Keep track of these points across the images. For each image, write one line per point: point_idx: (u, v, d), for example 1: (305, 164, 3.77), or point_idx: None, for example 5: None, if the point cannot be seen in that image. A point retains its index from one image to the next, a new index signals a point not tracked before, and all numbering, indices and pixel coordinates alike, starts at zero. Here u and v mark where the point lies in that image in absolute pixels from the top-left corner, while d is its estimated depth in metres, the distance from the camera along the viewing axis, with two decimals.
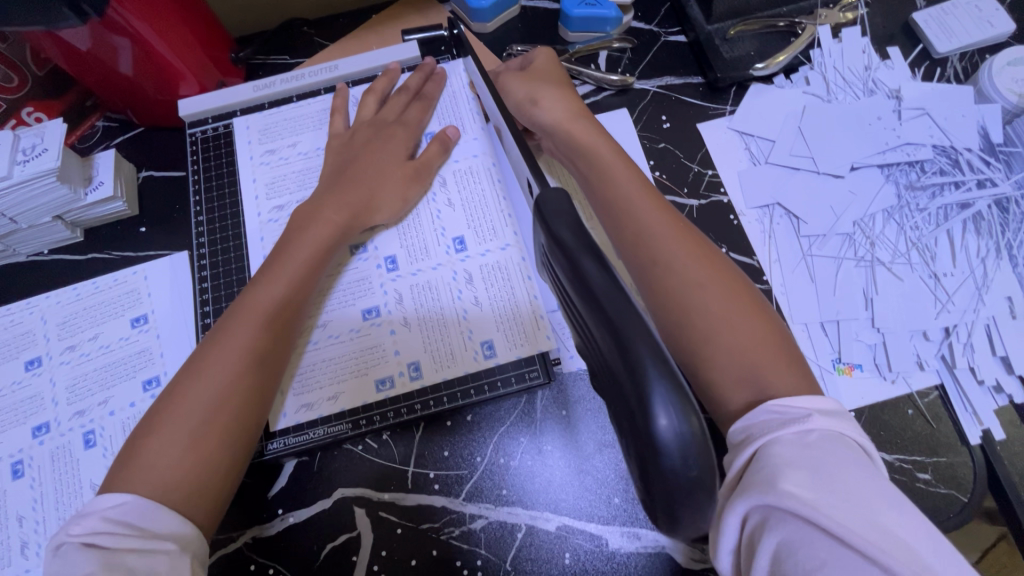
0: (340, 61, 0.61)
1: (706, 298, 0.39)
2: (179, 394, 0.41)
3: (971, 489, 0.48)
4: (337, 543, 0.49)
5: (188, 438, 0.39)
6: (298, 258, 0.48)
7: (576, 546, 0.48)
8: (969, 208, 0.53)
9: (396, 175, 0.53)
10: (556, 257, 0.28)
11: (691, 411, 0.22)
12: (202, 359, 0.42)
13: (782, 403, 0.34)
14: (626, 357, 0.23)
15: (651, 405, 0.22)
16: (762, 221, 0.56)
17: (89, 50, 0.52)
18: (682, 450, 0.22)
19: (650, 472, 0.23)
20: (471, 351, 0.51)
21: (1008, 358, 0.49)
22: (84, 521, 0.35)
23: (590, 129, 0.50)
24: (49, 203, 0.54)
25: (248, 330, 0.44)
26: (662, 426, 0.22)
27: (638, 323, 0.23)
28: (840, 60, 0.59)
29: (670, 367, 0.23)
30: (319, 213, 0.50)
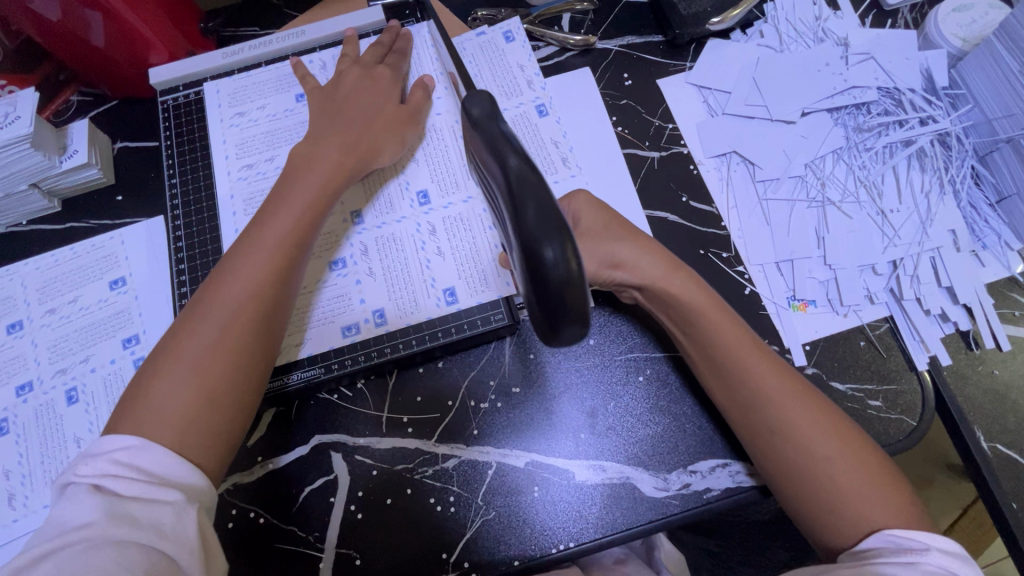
0: (307, 27, 0.63)
1: (799, 421, 0.43)
2: (186, 333, 0.42)
3: (921, 414, 0.49)
4: (315, 486, 0.51)
5: (196, 375, 0.41)
6: (300, 201, 0.48)
7: (544, 480, 0.50)
8: (913, 144, 0.55)
9: (391, 118, 0.54)
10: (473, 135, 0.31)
11: (568, 242, 0.26)
12: (206, 300, 0.44)
13: (899, 536, 0.39)
14: (517, 202, 0.27)
15: (538, 239, 0.26)
16: (720, 169, 0.58)
17: (60, 22, 0.54)
18: (563, 275, 0.26)
19: (547, 304, 0.28)
20: (435, 298, 0.53)
21: (951, 288, 0.52)
22: (92, 462, 0.37)
23: (659, 264, 0.48)
24: (24, 170, 0.56)
25: (249, 272, 0.44)
26: (549, 260, 0.26)
27: (534, 182, 0.27)
28: (791, 13, 0.62)
29: (556, 208, 0.27)
30: (320, 157, 0.50)
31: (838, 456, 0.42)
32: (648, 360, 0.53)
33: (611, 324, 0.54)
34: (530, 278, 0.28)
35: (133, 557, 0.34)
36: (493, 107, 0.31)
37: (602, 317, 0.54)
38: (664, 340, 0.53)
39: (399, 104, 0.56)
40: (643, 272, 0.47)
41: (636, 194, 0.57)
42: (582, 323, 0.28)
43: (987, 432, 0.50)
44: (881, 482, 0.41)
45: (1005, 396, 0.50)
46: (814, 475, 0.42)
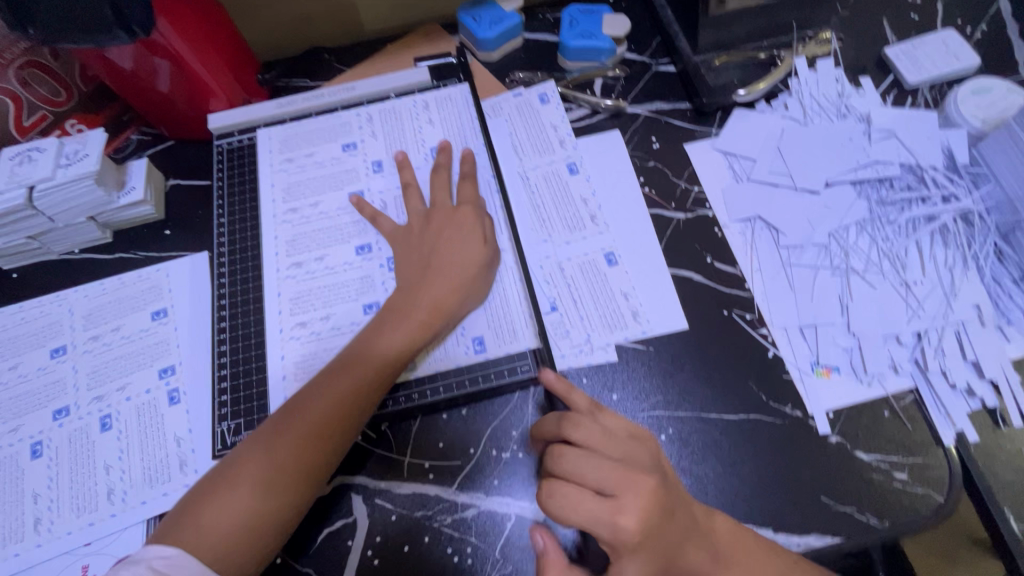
0: (357, 82, 0.67)
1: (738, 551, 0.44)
2: (244, 463, 0.46)
3: (949, 490, 0.49)
4: (334, 527, 0.51)
5: (241, 510, 0.44)
6: (379, 355, 0.50)
7: (562, 535, 0.50)
8: (935, 220, 0.57)
9: (475, 267, 0.54)
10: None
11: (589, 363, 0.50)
12: (273, 435, 0.47)
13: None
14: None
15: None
16: (744, 234, 0.59)
17: (131, 69, 0.58)
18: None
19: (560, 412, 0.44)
20: (465, 347, 0.54)
21: (977, 363, 0.52)
22: (132, 566, 0.41)
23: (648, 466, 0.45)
24: (84, 204, 0.59)
25: (316, 418, 0.47)
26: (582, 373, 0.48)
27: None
28: (815, 89, 0.65)
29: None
30: (406, 309, 0.52)
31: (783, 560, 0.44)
32: (671, 420, 0.53)
33: (634, 378, 0.54)
34: None
35: None
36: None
37: (625, 373, 0.55)
38: (687, 399, 0.53)
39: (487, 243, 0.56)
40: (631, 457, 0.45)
41: (661, 253, 0.59)
42: None
43: (1017, 514, 0.48)
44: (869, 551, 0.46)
45: None
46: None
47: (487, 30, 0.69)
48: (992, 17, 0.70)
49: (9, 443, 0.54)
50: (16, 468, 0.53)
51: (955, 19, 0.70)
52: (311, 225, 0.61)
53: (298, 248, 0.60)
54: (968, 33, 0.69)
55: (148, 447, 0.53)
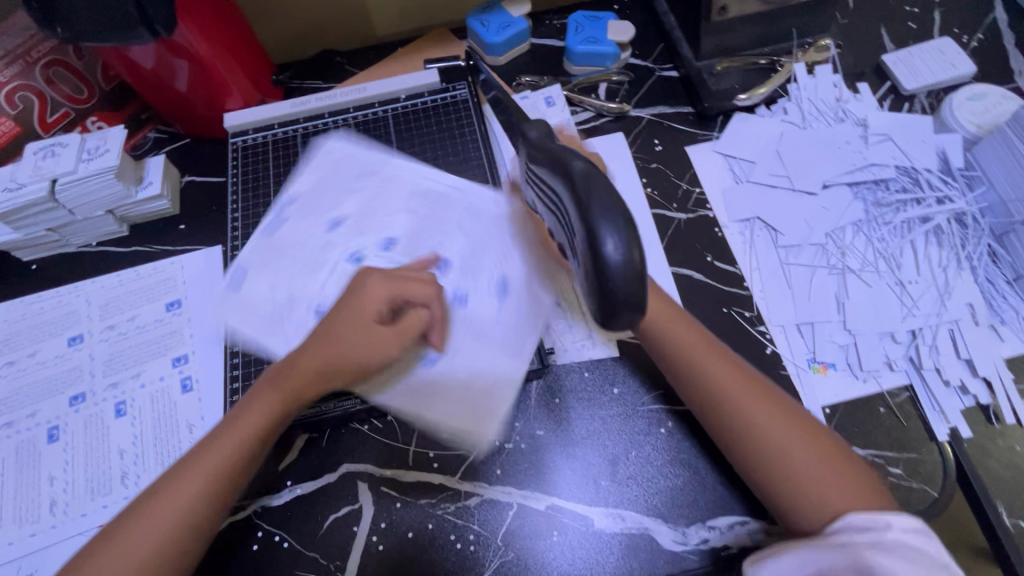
0: (369, 84, 0.69)
1: (776, 442, 0.45)
2: (133, 523, 0.44)
3: (942, 484, 0.50)
4: (340, 514, 0.52)
5: (121, 572, 0.42)
6: (267, 413, 0.47)
7: (563, 525, 0.51)
8: (930, 221, 0.58)
9: (393, 324, 0.48)
10: (531, 156, 0.40)
11: (625, 237, 0.32)
12: (160, 492, 0.45)
13: (863, 519, 0.41)
14: (585, 199, 0.33)
15: (602, 226, 0.32)
16: (744, 234, 0.61)
17: (153, 69, 0.61)
18: (624, 262, 0.32)
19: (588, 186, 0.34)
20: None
21: (971, 361, 0.53)
22: None
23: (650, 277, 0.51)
24: (104, 198, 0.61)
25: (245, 428, 0.47)
26: (613, 251, 0.32)
27: (597, 183, 0.34)
28: (814, 94, 0.66)
29: (618, 200, 0.33)
30: (297, 364, 0.47)
31: (814, 468, 0.44)
32: (669, 413, 0.54)
33: (636, 371, 0.56)
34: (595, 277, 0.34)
35: None
36: (548, 131, 0.40)
37: (626, 368, 0.56)
38: None
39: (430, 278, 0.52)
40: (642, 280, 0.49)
41: (662, 251, 0.61)
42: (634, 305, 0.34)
43: (1009, 507, 0.49)
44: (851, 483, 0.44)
45: None
46: (788, 504, 0.44)
47: (495, 35, 0.71)
48: (988, 26, 0.71)
49: (27, 427, 0.55)
50: (33, 451, 0.54)
51: (952, 28, 0.72)
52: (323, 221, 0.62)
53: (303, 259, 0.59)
54: (964, 42, 0.71)
55: (161, 433, 0.55)
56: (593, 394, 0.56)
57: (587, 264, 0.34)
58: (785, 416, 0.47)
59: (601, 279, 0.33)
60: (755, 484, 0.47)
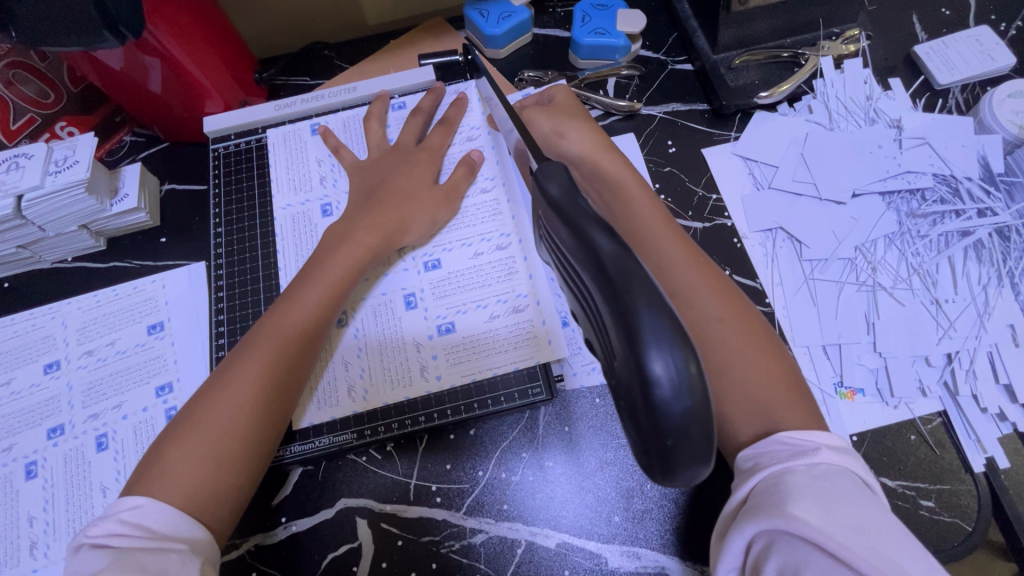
0: (359, 82, 0.64)
1: (736, 363, 0.43)
2: (207, 400, 0.43)
3: (976, 519, 0.47)
4: (338, 553, 0.49)
5: (208, 444, 0.41)
6: (351, 247, 0.51)
7: (574, 563, 0.48)
8: (970, 235, 0.54)
9: (427, 197, 0.55)
10: (552, 219, 0.27)
11: (690, 362, 0.22)
12: (240, 357, 0.45)
13: (794, 437, 0.38)
14: (623, 303, 0.22)
15: (647, 344, 0.22)
16: (765, 245, 0.57)
17: (123, 70, 0.55)
18: (683, 398, 0.22)
19: (622, 285, 0.23)
20: (427, 377, 0.52)
21: (1010, 387, 0.49)
22: (103, 523, 0.37)
23: (657, 220, 0.50)
24: (76, 213, 0.57)
25: (278, 334, 0.46)
26: (662, 378, 0.22)
27: (641, 279, 0.23)
28: (842, 91, 0.61)
29: (665, 301, 0.22)
30: (353, 233, 0.52)
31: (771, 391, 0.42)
32: None
33: None
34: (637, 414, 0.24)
35: None
36: (572, 186, 0.27)
37: None
38: None
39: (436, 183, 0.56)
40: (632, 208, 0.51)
41: None
42: (702, 455, 0.23)
43: None
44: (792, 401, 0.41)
45: None
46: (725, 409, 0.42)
47: (496, 26, 0.65)
48: None
49: (2, 464, 0.52)
50: (10, 490, 0.51)
51: (989, 15, 0.66)
52: (315, 235, 0.58)
53: (297, 251, 0.58)
54: (1003, 31, 0.65)
55: None
56: (604, 421, 0.52)
57: (625, 382, 0.24)
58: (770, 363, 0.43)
59: (647, 413, 0.23)
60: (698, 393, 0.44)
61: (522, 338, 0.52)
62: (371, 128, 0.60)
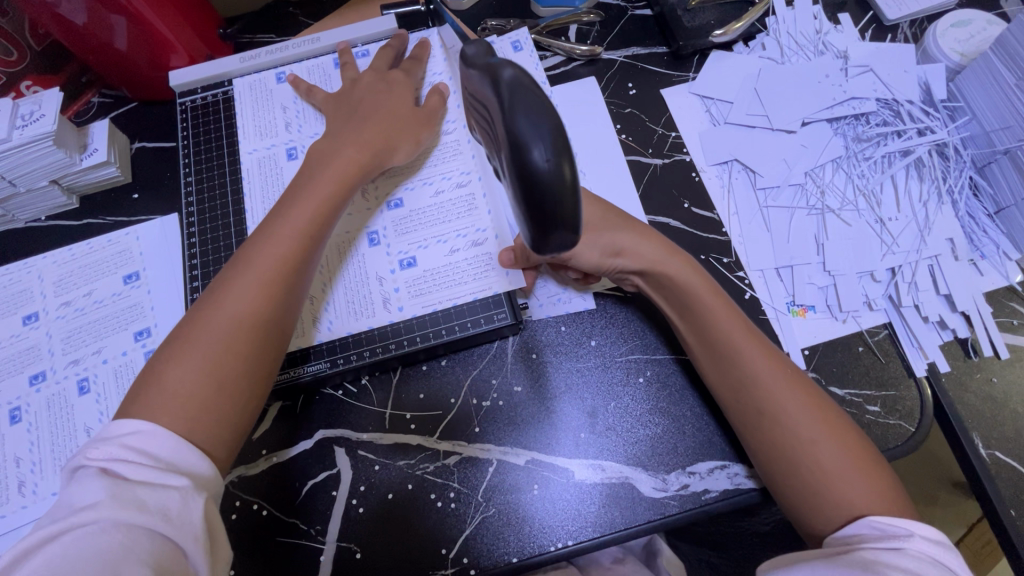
0: (322, 33, 0.65)
1: (818, 447, 0.43)
2: (203, 321, 0.42)
3: (919, 419, 0.50)
4: (318, 479, 0.52)
5: (207, 363, 0.41)
6: (340, 167, 0.49)
7: (544, 478, 0.51)
8: (911, 154, 0.56)
9: (408, 119, 0.55)
10: (465, 71, 0.34)
11: (562, 152, 0.27)
12: (232, 278, 0.44)
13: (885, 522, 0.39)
14: (508, 107, 0.28)
15: (527, 136, 0.27)
16: (722, 177, 0.59)
17: (85, 26, 0.56)
18: (553, 175, 0.27)
19: (510, 91, 0.29)
20: (389, 309, 0.54)
21: (950, 296, 0.52)
22: (103, 446, 0.36)
23: (659, 248, 0.49)
24: (45, 167, 0.58)
25: (264, 257, 0.44)
26: (537, 159, 0.27)
27: (526, 89, 0.28)
28: (793, 27, 0.63)
29: (548, 106, 0.28)
30: (341, 151, 0.50)
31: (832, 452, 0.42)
32: (648, 362, 0.54)
33: (613, 324, 0.55)
34: (521, 196, 0.29)
35: (139, 542, 0.33)
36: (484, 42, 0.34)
37: (603, 319, 0.55)
38: (665, 343, 0.54)
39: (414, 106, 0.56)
40: (644, 257, 0.49)
41: (638, 200, 0.58)
42: (568, 225, 0.29)
43: (985, 438, 0.50)
44: (875, 487, 0.41)
45: (1004, 404, 0.51)
46: (809, 502, 0.42)
47: None
48: None
49: None
50: None
51: None
52: (282, 179, 0.60)
53: (267, 196, 0.59)
54: None
55: None
56: (570, 346, 0.55)
57: (512, 175, 0.29)
58: (857, 452, 0.43)
59: (529, 191, 0.28)
60: (775, 481, 0.44)
61: (481, 269, 0.54)
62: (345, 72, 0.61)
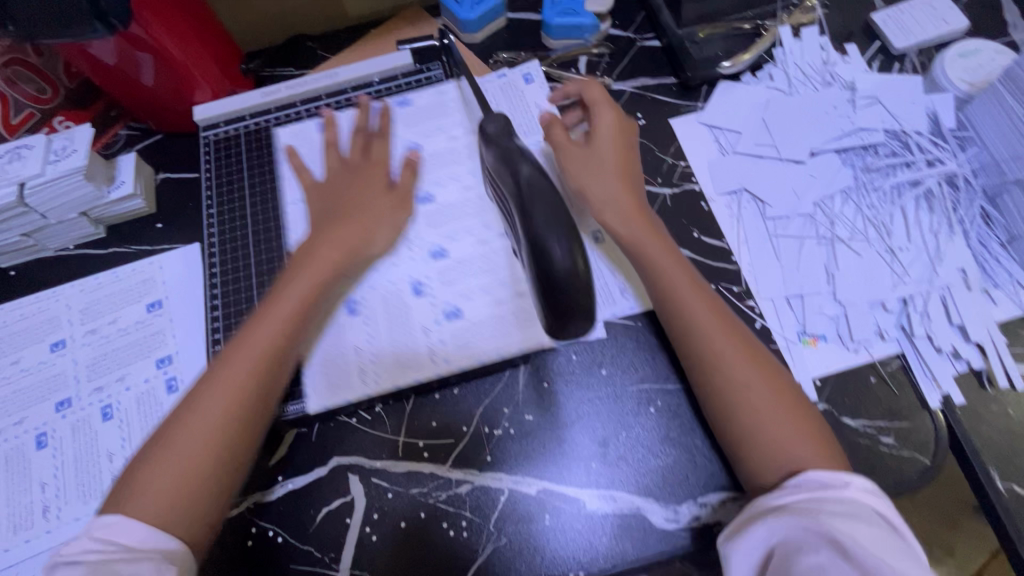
0: (339, 68, 0.67)
1: (766, 432, 0.47)
2: (185, 415, 0.47)
3: (934, 451, 0.50)
4: (332, 507, 0.52)
5: (178, 465, 0.45)
6: (305, 268, 0.54)
7: (555, 508, 0.51)
8: (920, 185, 0.57)
9: (384, 204, 0.59)
10: (487, 150, 0.44)
11: (574, 248, 0.36)
12: (218, 371, 0.49)
13: (826, 475, 0.44)
14: (533, 213, 0.37)
15: (547, 238, 0.36)
16: (731, 207, 0.59)
17: (116, 64, 0.58)
18: (568, 269, 0.37)
19: (534, 196, 0.38)
20: (436, 362, 0.55)
21: (963, 326, 0.52)
22: (76, 540, 0.42)
23: (688, 286, 0.52)
24: (76, 200, 0.60)
25: (234, 369, 0.49)
26: (555, 256, 0.37)
27: (544, 192, 0.38)
28: (800, 58, 0.64)
29: (561, 214, 0.37)
30: (315, 249, 0.55)
31: (780, 417, 0.48)
32: (659, 392, 0.54)
33: (624, 353, 0.56)
34: (541, 276, 0.38)
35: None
36: (505, 127, 0.43)
37: (614, 347, 0.56)
38: (675, 372, 0.54)
39: (390, 187, 0.60)
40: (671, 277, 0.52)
41: None
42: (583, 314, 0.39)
43: (1003, 472, 0.49)
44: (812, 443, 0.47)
45: None
46: (754, 465, 0.47)
47: (469, 11, 0.68)
48: None
49: (14, 436, 0.55)
50: (22, 459, 0.54)
51: None
52: (302, 211, 0.62)
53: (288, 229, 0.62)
54: None
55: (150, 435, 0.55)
56: (582, 374, 0.55)
57: (513, 195, 0.40)
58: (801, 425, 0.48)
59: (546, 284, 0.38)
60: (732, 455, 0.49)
61: (529, 319, 0.55)
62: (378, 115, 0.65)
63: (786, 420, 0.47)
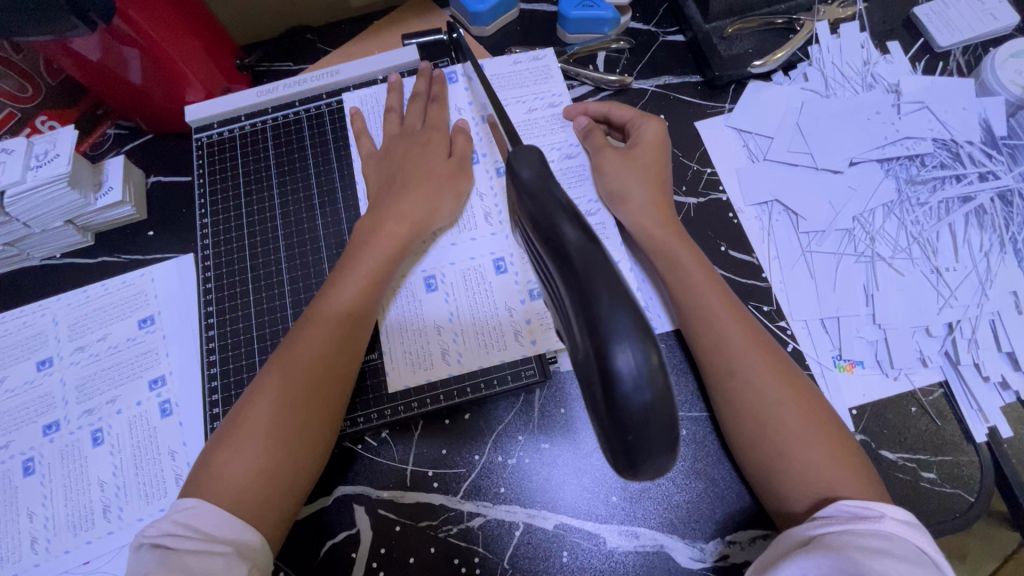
0: (341, 66, 0.63)
1: (799, 456, 0.42)
2: (252, 402, 0.45)
3: (979, 488, 0.46)
4: (336, 540, 0.49)
5: (256, 448, 0.42)
6: (380, 245, 0.51)
7: (573, 545, 0.48)
8: (971, 201, 0.53)
9: (440, 172, 0.55)
10: (518, 197, 0.29)
11: (650, 347, 0.23)
12: (286, 356, 0.47)
13: (858, 504, 0.39)
14: (582, 282, 0.24)
15: (612, 333, 0.23)
16: (761, 219, 0.55)
17: (100, 60, 0.53)
18: (641, 378, 0.23)
19: (584, 261, 0.24)
20: (521, 342, 0.53)
21: (1013, 354, 0.49)
22: (157, 523, 0.39)
23: (716, 295, 0.47)
24: (60, 209, 0.56)
25: (296, 357, 0.46)
26: (623, 361, 0.23)
27: (603, 267, 0.24)
28: (838, 56, 0.59)
29: (625, 288, 0.24)
30: (382, 224, 0.52)
31: (821, 445, 0.42)
32: (683, 421, 0.51)
33: None
34: (590, 377, 0.24)
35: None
36: (542, 170, 0.29)
37: None
38: (702, 399, 0.51)
39: (447, 156, 0.57)
40: (693, 278, 0.48)
41: None
42: (663, 437, 0.24)
43: None
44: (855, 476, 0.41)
45: None
46: (779, 492, 0.42)
47: (480, 3, 0.63)
48: None
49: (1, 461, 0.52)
50: (9, 486, 0.51)
51: None
52: (304, 223, 0.59)
53: (287, 241, 0.58)
54: None
55: (143, 462, 0.52)
56: None
57: (544, 256, 0.27)
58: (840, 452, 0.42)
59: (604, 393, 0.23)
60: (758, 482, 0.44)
61: (540, 323, 0.53)
62: (388, 116, 0.60)
63: (816, 441, 0.42)
